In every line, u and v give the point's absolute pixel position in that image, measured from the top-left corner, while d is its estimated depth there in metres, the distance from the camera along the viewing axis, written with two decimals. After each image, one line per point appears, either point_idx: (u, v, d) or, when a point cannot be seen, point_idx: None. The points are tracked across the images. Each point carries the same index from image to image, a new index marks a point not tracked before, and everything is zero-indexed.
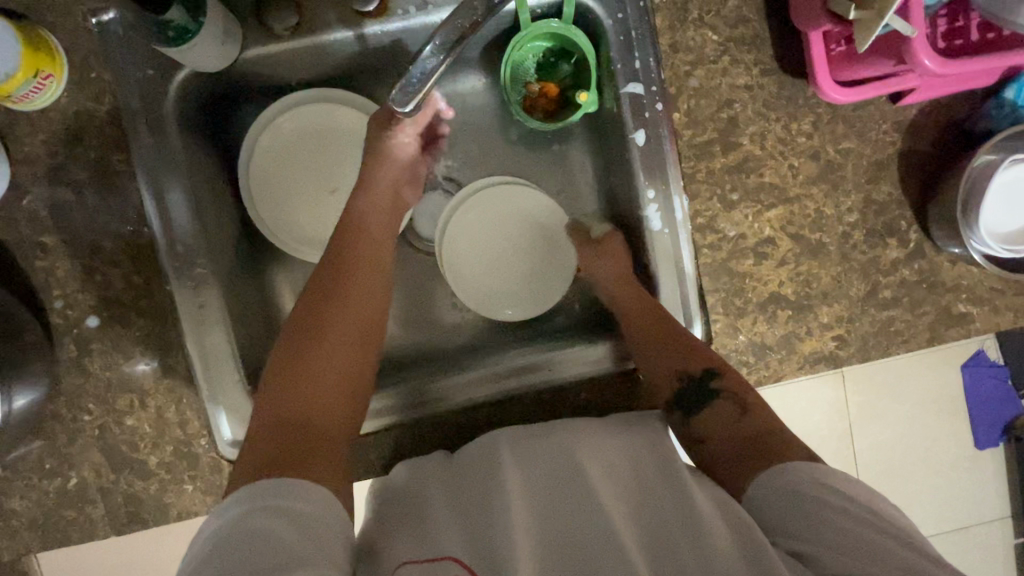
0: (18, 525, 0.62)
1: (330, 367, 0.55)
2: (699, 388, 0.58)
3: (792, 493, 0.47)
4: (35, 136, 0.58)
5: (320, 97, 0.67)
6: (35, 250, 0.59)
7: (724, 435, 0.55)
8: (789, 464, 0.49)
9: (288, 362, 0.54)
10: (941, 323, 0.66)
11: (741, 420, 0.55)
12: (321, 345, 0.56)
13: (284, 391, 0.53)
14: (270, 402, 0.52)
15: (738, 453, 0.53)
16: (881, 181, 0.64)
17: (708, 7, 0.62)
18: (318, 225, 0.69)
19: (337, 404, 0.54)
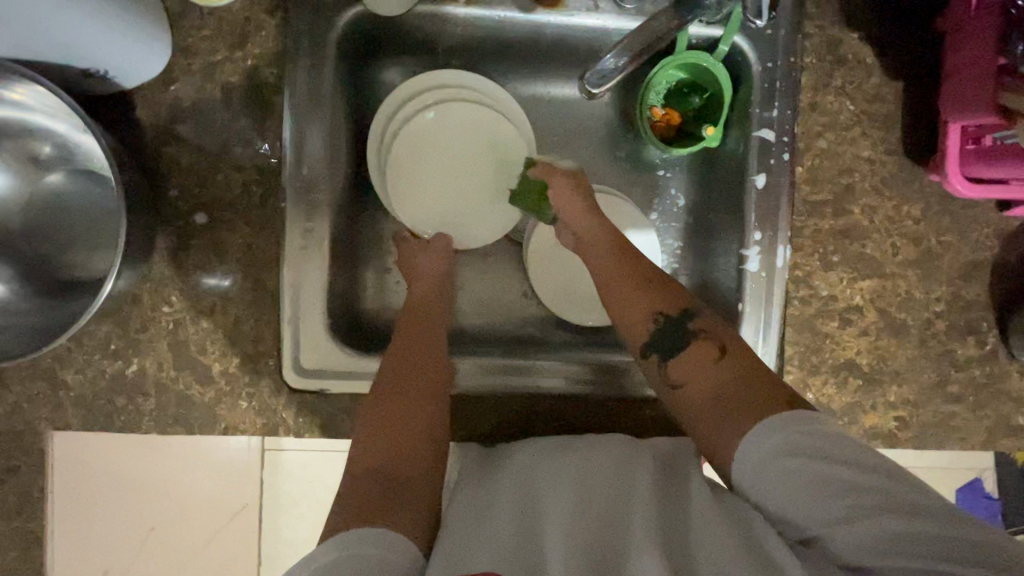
0: (66, 398, 0.61)
1: (417, 395, 0.59)
2: (675, 328, 0.59)
3: (791, 449, 0.47)
4: (201, 31, 0.60)
5: (463, 80, 0.68)
6: (168, 136, 0.60)
7: (702, 382, 0.55)
8: (772, 420, 0.49)
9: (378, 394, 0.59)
10: (998, 429, 0.67)
11: (715, 362, 0.56)
12: (407, 370, 0.60)
13: (383, 425, 0.57)
14: (368, 436, 0.56)
15: (711, 402, 0.53)
16: (972, 280, 0.66)
17: (852, 79, 0.65)
18: (439, 204, 0.69)
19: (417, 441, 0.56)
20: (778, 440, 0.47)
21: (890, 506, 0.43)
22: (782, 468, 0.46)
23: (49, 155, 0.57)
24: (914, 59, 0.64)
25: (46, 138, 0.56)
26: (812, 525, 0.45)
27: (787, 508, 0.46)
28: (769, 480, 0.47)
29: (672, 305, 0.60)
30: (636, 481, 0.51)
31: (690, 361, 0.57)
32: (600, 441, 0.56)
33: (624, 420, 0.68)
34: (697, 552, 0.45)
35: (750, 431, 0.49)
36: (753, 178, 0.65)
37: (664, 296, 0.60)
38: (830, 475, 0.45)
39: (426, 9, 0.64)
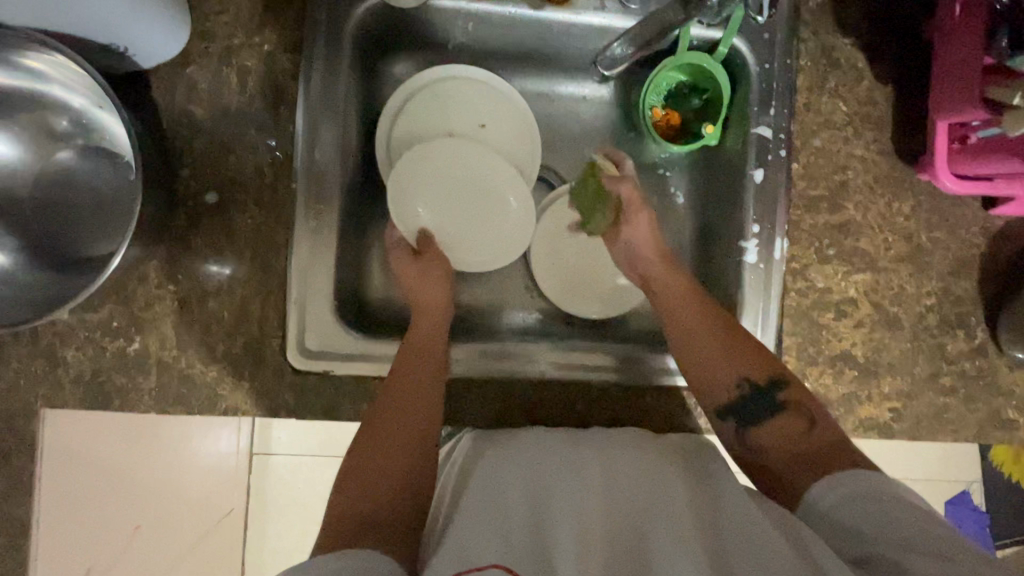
0: (64, 376, 0.60)
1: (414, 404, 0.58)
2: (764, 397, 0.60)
3: (870, 487, 0.48)
4: (220, 17, 0.61)
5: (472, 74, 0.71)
6: (182, 117, 0.61)
7: (786, 445, 0.56)
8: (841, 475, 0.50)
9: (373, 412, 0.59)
10: (990, 422, 0.69)
11: (808, 433, 0.56)
12: (403, 388, 0.59)
13: (375, 438, 0.56)
14: (360, 451, 0.56)
15: (791, 461, 0.55)
16: (961, 276, 0.69)
17: (845, 81, 0.68)
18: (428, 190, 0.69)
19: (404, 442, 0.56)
20: (855, 482, 0.49)
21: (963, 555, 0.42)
22: (856, 506, 0.47)
23: (64, 130, 0.58)
24: (903, 64, 0.67)
25: (62, 112, 0.57)
26: (869, 543, 0.45)
27: (840, 528, 0.47)
28: (846, 513, 0.48)
29: (750, 369, 0.61)
30: (658, 481, 0.51)
31: (778, 428, 0.58)
32: (622, 442, 0.56)
33: (626, 409, 0.67)
34: (732, 551, 0.45)
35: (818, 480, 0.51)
36: (751, 173, 0.68)
37: (738, 354, 0.62)
38: (902, 517, 0.45)
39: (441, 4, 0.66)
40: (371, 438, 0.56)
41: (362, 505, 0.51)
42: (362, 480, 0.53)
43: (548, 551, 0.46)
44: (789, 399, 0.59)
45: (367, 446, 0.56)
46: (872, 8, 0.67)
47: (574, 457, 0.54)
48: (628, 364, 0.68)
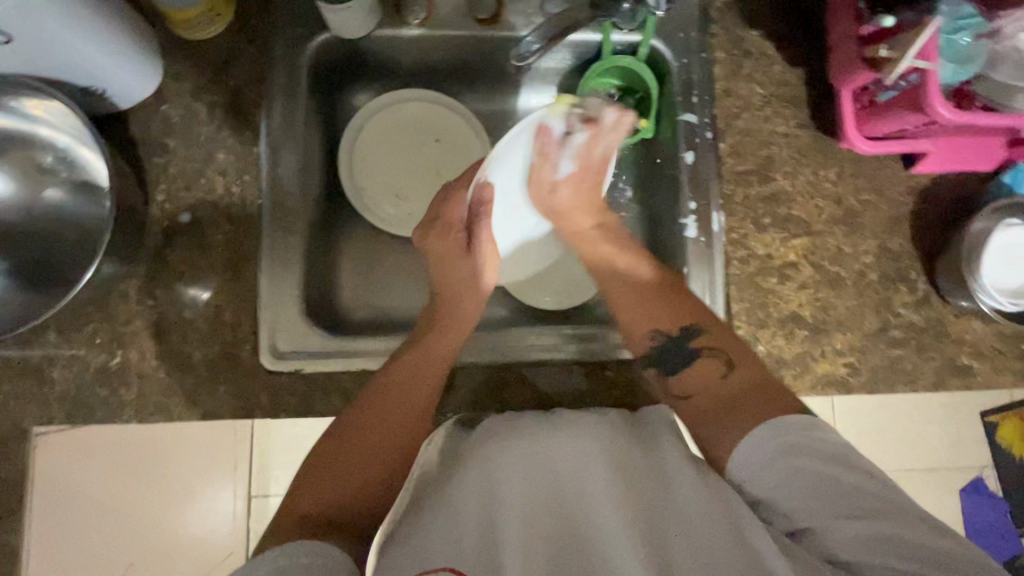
0: (51, 393, 0.64)
1: (406, 406, 0.58)
2: (678, 350, 0.62)
3: (788, 445, 0.49)
4: (188, 60, 0.68)
5: (445, 103, 0.78)
6: (158, 149, 0.67)
7: (708, 395, 0.58)
8: (756, 433, 0.51)
9: (374, 394, 0.59)
10: (945, 371, 0.71)
11: (724, 377, 0.58)
12: (398, 395, 0.59)
13: (365, 425, 0.57)
14: (342, 438, 0.56)
15: (715, 410, 0.56)
16: (895, 233, 0.72)
17: (760, 67, 0.74)
18: (376, 184, 0.77)
19: (395, 439, 0.57)
20: (778, 443, 0.50)
21: (874, 513, 0.45)
22: (788, 467, 0.49)
23: (50, 165, 0.64)
24: (809, 47, 0.74)
25: (48, 150, 0.63)
26: (802, 518, 0.47)
27: (772, 497, 0.49)
28: (772, 478, 0.49)
29: (672, 321, 0.63)
30: (591, 473, 0.51)
31: (696, 373, 0.60)
32: (573, 425, 0.56)
33: (589, 383, 0.70)
34: (673, 537, 0.48)
35: (759, 428, 0.51)
36: (683, 156, 0.73)
37: (669, 306, 0.63)
38: (828, 479, 0.47)
39: (385, 33, 0.71)
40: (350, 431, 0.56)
41: (327, 501, 0.52)
42: (333, 480, 0.53)
43: (497, 554, 0.47)
44: (702, 343, 0.61)
45: (343, 442, 0.56)
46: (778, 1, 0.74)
47: (526, 450, 0.54)
48: (559, 345, 0.70)
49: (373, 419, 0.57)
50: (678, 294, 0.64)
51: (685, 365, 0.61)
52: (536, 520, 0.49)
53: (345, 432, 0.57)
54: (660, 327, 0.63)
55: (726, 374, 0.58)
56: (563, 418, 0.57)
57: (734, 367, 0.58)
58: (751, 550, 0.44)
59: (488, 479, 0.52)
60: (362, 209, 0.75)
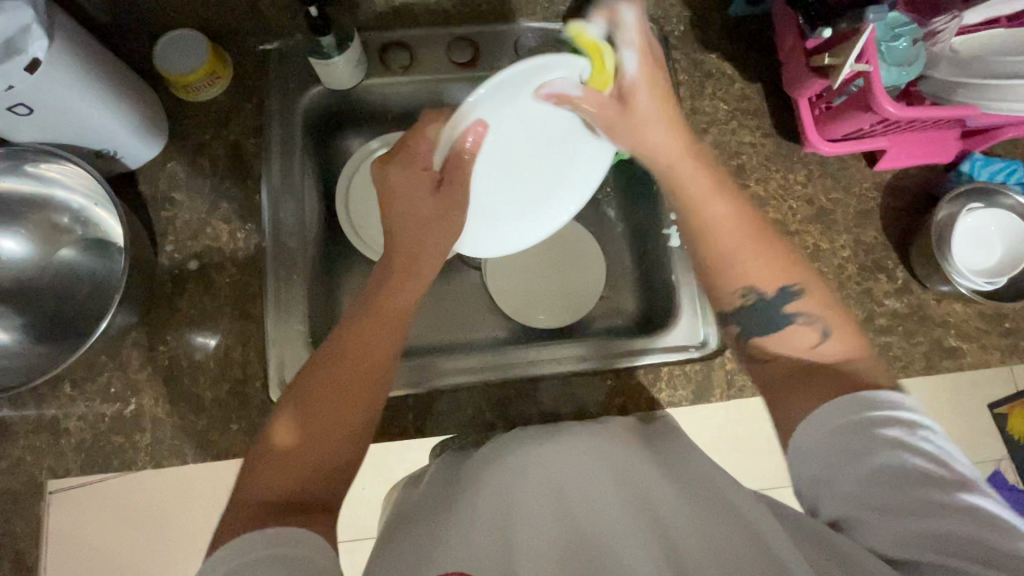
0: (65, 445, 0.65)
1: (361, 370, 0.56)
2: (767, 304, 0.57)
3: (839, 428, 0.46)
4: (191, 119, 0.73)
5: None
6: (165, 203, 0.71)
7: (790, 355, 0.55)
8: (838, 401, 0.47)
9: (342, 341, 0.57)
10: (935, 354, 0.73)
11: (815, 346, 0.54)
12: (353, 351, 0.56)
13: (321, 389, 0.54)
14: (310, 398, 0.53)
15: (792, 374, 0.53)
16: (867, 226, 0.76)
17: (720, 86, 0.80)
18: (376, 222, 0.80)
19: (351, 408, 0.54)
20: (829, 424, 0.46)
21: (938, 509, 0.40)
22: (835, 453, 0.45)
23: (66, 225, 0.68)
24: (765, 65, 0.80)
25: (63, 211, 0.68)
26: (843, 513, 0.45)
27: (821, 495, 0.47)
28: (816, 460, 0.47)
29: (770, 280, 0.57)
30: (595, 487, 0.50)
31: (784, 342, 0.55)
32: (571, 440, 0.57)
33: (592, 395, 0.71)
34: (684, 546, 0.45)
35: (817, 404, 0.48)
36: (659, 171, 0.78)
37: (766, 264, 0.58)
38: (883, 463, 0.43)
39: (373, 83, 0.77)
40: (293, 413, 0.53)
41: (284, 483, 0.48)
42: (302, 450, 0.50)
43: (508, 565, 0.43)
44: (796, 307, 0.56)
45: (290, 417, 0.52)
46: (732, 26, 0.80)
47: (543, 470, 0.53)
48: (568, 360, 0.72)
49: (309, 396, 0.53)
50: (771, 239, 0.59)
51: (774, 334, 0.56)
52: (542, 530, 0.47)
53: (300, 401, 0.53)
54: (755, 283, 0.58)
55: (815, 344, 0.53)
56: (570, 436, 0.57)
57: (829, 339, 0.53)
58: (765, 543, 0.44)
59: (503, 494, 0.51)
60: (361, 246, 0.78)
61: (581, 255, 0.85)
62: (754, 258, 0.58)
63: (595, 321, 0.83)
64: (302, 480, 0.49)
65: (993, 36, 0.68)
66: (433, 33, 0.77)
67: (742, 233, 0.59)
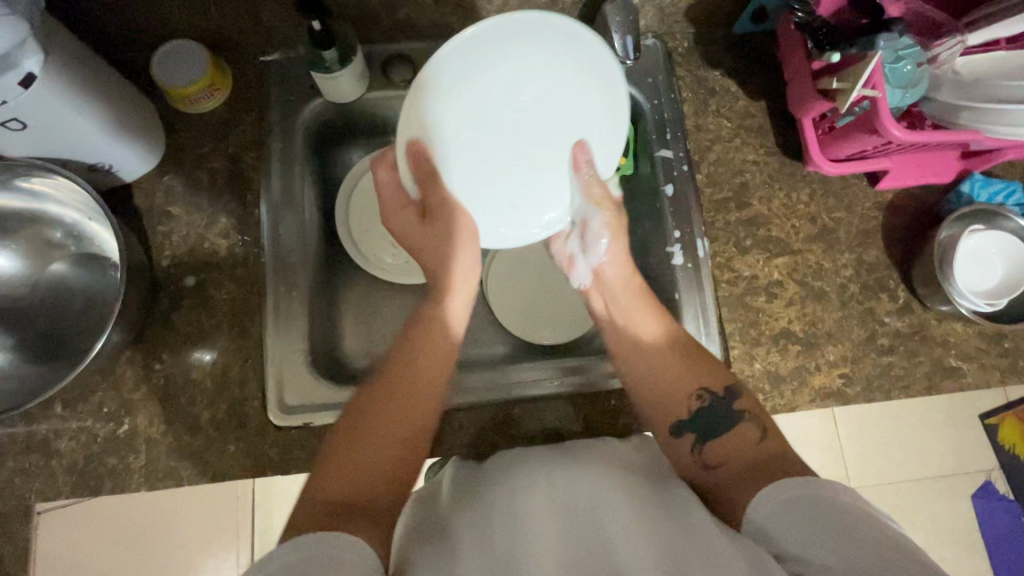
0: (57, 466, 0.63)
1: (406, 410, 0.57)
2: (721, 407, 0.60)
3: (813, 496, 0.46)
4: (189, 131, 0.72)
5: None
6: (161, 217, 0.70)
7: (737, 461, 0.55)
8: (815, 478, 0.48)
9: (387, 377, 0.59)
10: (936, 374, 0.73)
11: (758, 444, 0.55)
12: (403, 389, 0.58)
13: (368, 425, 0.55)
14: (377, 424, 0.55)
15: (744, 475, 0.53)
16: (869, 246, 0.76)
17: (724, 103, 0.80)
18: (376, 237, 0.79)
19: (393, 440, 0.54)
20: (799, 490, 0.47)
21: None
22: (796, 517, 0.46)
23: (59, 240, 0.67)
24: (768, 82, 0.80)
25: (56, 226, 0.66)
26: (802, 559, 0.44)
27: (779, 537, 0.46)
28: (783, 522, 0.46)
29: (705, 378, 0.62)
30: (607, 500, 0.50)
31: (729, 443, 0.57)
32: (583, 454, 0.57)
33: (596, 415, 0.70)
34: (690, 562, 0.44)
35: (786, 479, 0.49)
36: (663, 188, 0.77)
37: (677, 369, 0.64)
38: (849, 533, 0.43)
39: (376, 96, 0.75)
40: (338, 449, 0.53)
41: (341, 491, 0.49)
42: (357, 467, 0.51)
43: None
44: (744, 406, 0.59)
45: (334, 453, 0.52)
46: (736, 43, 0.80)
47: (547, 485, 0.52)
48: (568, 379, 0.71)
49: (355, 434, 0.54)
50: (698, 354, 0.65)
51: (725, 433, 0.58)
52: (551, 544, 0.47)
53: (356, 425, 0.55)
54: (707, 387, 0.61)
55: (761, 439, 0.56)
56: (579, 453, 0.56)
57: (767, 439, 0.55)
58: (762, 563, 0.44)
59: (504, 511, 0.50)
60: (362, 260, 0.77)
61: None
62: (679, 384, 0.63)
63: (597, 337, 0.83)
64: (355, 490, 0.49)
65: (995, 58, 0.68)
66: (437, 46, 0.77)
67: (687, 342, 0.66)
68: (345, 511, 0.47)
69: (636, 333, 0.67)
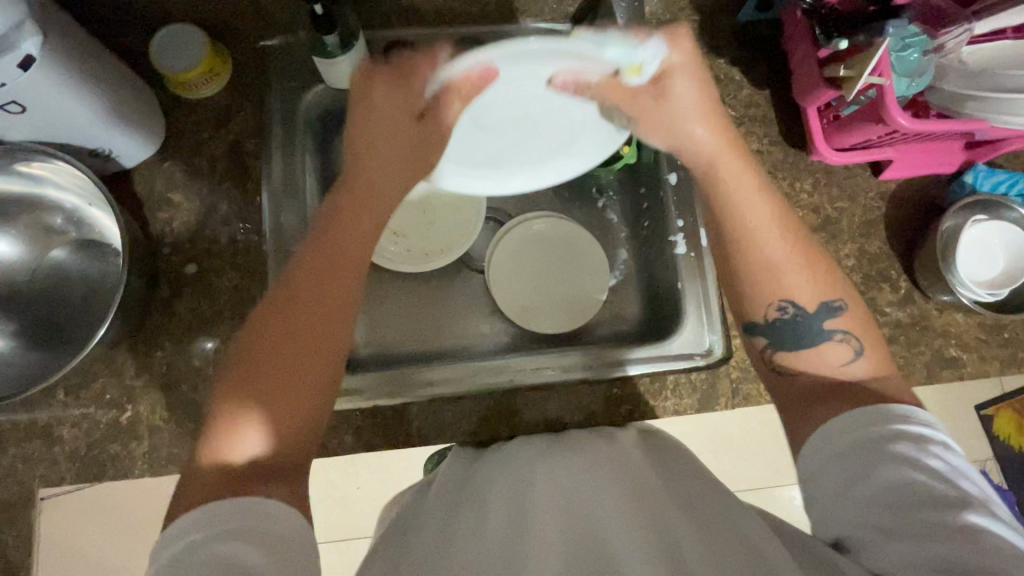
0: (60, 453, 0.63)
1: (308, 337, 0.51)
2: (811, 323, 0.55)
3: (851, 445, 0.46)
4: (189, 117, 0.71)
5: None
6: (161, 205, 0.69)
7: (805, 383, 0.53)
8: (861, 411, 0.47)
9: (290, 301, 0.52)
10: (936, 363, 0.74)
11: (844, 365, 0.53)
12: (313, 314, 0.52)
13: (266, 351, 0.49)
14: (262, 380, 0.48)
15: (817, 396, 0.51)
16: (872, 236, 0.76)
17: (728, 92, 0.79)
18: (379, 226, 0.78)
19: (304, 367, 0.50)
20: (837, 446, 0.47)
21: (936, 531, 0.40)
22: (839, 475, 0.46)
23: (59, 226, 0.66)
24: (773, 71, 0.79)
25: (56, 212, 0.66)
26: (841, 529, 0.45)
27: (830, 513, 0.46)
28: (826, 485, 0.47)
29: (815, 294, 0.55)
30: (606, 489, 0.48)
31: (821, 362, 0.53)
32: (579, 445, 0.57)
33: (597, 404, 0.70)
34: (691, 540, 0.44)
35: (835, 416, 0.48)
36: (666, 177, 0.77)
37: (817, 283, 0.56)
38: (885, 484, 0.43)
39: None
40: (241, 376, 0.49)
41: (257, 456, 0.46)
42: (265, 413, 0.47)
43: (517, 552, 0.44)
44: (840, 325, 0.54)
45: (240, 383, 0.48)
46: (740, 31, 0.80)
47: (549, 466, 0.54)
48: (568, 369, 0.72)
49: (255, 359, 0.49)
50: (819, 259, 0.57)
51: (807, 346, 0.54)
52: (548, 522, 0.46)
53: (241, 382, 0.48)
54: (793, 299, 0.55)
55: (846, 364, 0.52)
56: (576, 445, 0.57)
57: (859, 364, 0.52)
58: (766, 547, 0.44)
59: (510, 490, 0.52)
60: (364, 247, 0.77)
61: (586, 260, 0.84)
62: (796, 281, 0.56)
63: (598, 326, 0.83)
64: (262, 452, 0.46)
65: (1000, 48, 0.68)
66: (439, 31, 0.76)
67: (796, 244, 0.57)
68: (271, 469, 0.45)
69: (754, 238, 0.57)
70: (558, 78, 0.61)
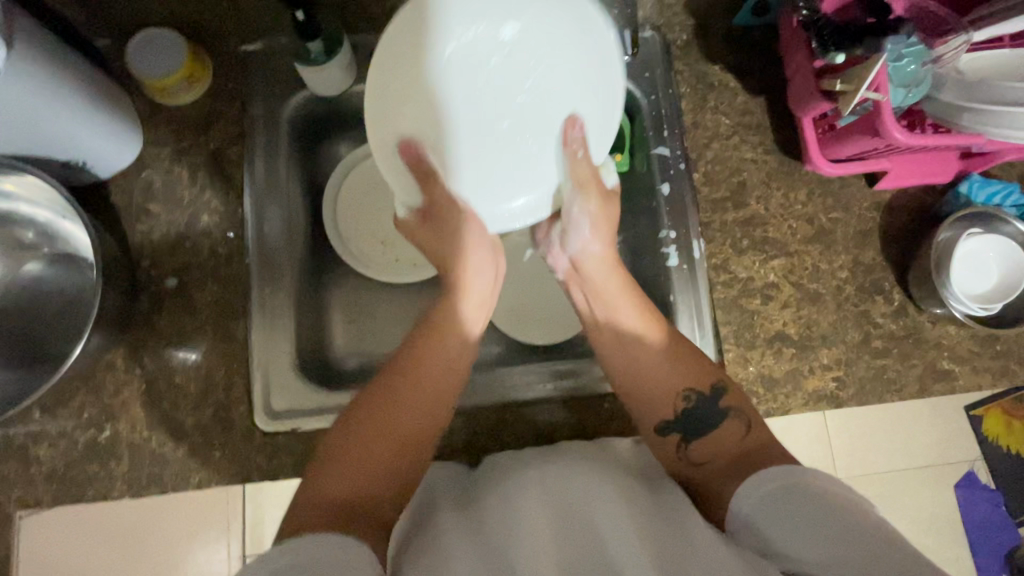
0: (37, 474, 0.62)
1: (421, 409, 0.55)
2: (709, 404, 0.58)
3: (782, 488, 0.48)
4: (168, 125, 0.69)
5: None
6: (140, 216, 0.67)
7: (725, 454, 0.56)
8: (770, 471, 0.50)
9: (407, 367, 0.56)
10: (928, 376, 0.73)
11: (745, 436, 0.56)
12: (433, 385, 0.56)
13: (383, 416, 0.54)
14: (364, 438, 0.52)
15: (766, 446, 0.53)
16: (866, 247, 0.75)
17: (722, 99, 0.77)
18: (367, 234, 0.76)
19: (403, 436, 0.53)
20: (776, 484, 0.48)
21: (873, 560, 0.41)
22: (779, 511, 0.47)
23: (32, 240, 0.64)
24: (768, 78, 0.78)
25: (28, 226, 0.64)
26: (787, 552, 0.45)
27: (769, 538, 0.46)
28: (772, 525, 0.46)
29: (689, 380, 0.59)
30: (594, 493, 0.51)
31: (749, 424, 0.55)
32: (562, 456, 0.58)
33: (589, 418, 0.70)
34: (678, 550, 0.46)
35: (766, 470, 0.50)
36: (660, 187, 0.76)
37: (691, 369, 0.59)
38: (797, 507, 0.46)
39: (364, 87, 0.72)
40: (346, 450, 0.52)
41: (339, 501, 0.49)
42: (363, 471, 0.51)
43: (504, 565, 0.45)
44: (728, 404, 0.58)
45: (341, 454, 0.52)
46: (735, 37, 0.78)
47: (541, 484, 0.54)
48: (563, 381, 0.70)
49: (375, 428, 0.53)
50: (688, 357, 0.60)
51: (711, 427, 0.57)
52: (541, 532, 0.48)
53: (337, 447, 0.52)
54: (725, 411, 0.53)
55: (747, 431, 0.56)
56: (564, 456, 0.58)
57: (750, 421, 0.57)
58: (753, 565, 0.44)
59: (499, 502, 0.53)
60: (350, 259, 0.74)
61: None
62: (675, 368, 0.59)
63: (590, 337, 0.82)
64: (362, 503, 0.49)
65: (999, 56, 0.67)
66: None
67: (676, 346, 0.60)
68: (358, 519, 0.47)
69: (619, 322, 0.61)
70: (572, 122, 0.55)
